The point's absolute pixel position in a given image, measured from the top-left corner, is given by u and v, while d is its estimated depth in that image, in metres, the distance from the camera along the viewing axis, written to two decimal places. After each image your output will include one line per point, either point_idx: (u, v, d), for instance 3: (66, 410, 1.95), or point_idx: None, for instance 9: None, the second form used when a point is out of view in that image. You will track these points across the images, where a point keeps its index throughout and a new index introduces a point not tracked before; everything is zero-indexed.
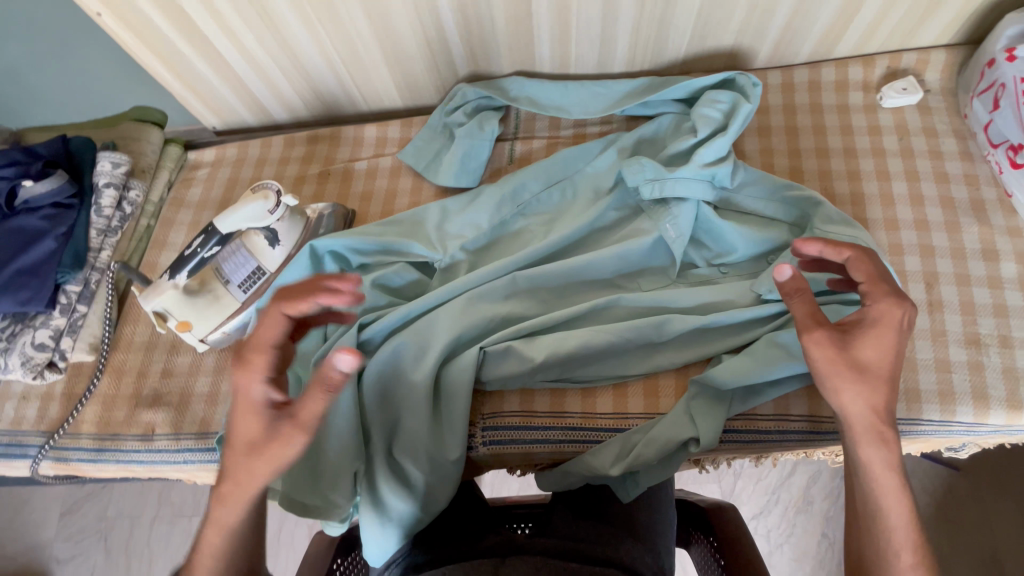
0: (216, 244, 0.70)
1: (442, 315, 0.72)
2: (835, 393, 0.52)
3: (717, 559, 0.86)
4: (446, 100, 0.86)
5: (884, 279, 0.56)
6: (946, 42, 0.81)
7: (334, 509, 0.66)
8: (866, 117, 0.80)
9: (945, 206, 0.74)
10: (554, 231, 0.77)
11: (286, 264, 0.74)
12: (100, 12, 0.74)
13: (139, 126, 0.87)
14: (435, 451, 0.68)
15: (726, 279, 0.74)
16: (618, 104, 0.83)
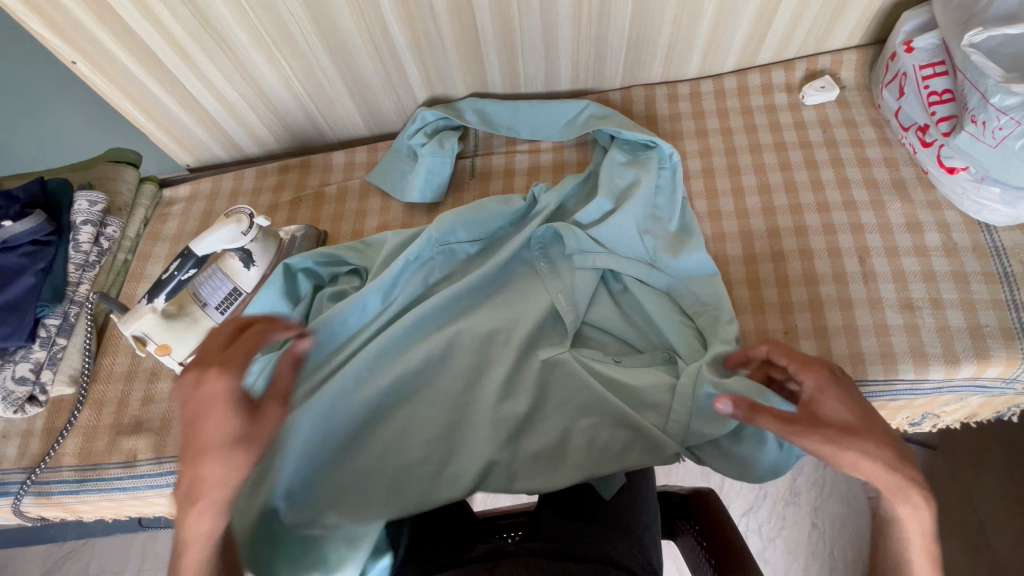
0: (193, 267, 0.71)
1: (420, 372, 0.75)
2: (848, 464, 0.50)
3: (708, 558, 0.82)
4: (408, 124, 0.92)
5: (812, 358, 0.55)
6: (856, 43, 0.89)
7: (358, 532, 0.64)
8: (792, 115, 0.88)
9: (869, 187, 0.81)
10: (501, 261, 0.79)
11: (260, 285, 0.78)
12: (75, 60, 0.79)
13: (114, 166, 0.91)
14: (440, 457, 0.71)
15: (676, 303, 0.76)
16: (565, 130, 0.89)
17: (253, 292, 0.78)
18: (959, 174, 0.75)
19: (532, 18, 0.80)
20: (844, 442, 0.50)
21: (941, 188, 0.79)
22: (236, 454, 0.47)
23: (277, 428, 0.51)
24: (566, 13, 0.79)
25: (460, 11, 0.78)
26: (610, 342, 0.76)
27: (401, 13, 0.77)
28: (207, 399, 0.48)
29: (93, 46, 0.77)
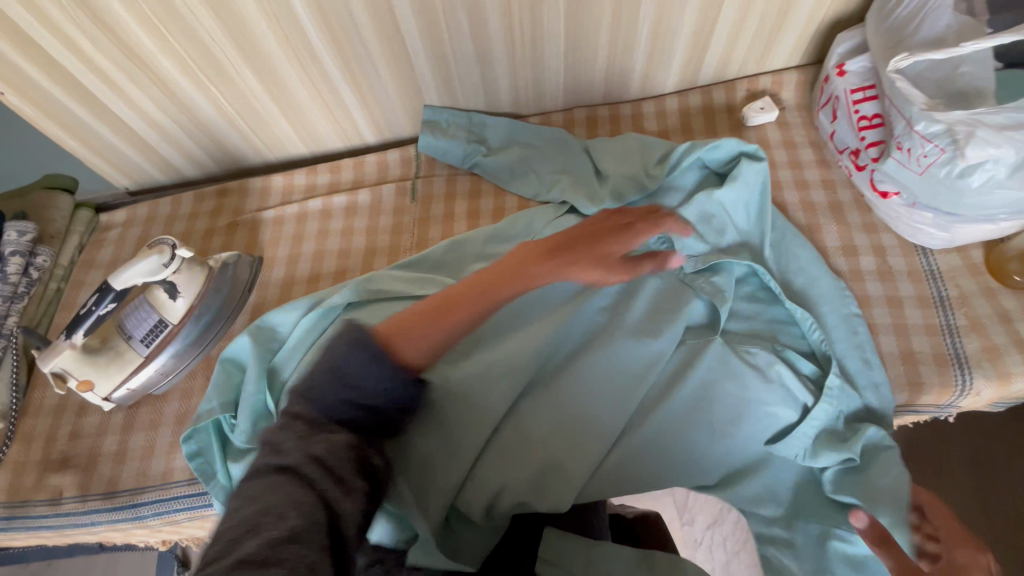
0: (112, 301, 0.70)
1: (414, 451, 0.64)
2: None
3: None
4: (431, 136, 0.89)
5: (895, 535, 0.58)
6: (798, 63, 0.88)
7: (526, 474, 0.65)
8: (732, 136, 0.87)
9: (807, 210, 0.81)
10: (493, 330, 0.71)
11: (188, 314, 0.75)
12: (1, 90, 0.77)
13: (48, 194, 0.89)
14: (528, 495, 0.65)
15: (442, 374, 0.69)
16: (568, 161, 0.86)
17: (179, 324, 0.75)
18: (891, 199, 0.74)
19: (463, 42, 0.78)
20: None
21: (877, 211, 0.78)
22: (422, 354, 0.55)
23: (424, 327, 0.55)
24: (498, 36, 0.78)
25: (388, 36, 0.76)
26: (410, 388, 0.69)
27: (329, 38, 0.75)
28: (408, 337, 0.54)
29: (17, 76, 0.76)
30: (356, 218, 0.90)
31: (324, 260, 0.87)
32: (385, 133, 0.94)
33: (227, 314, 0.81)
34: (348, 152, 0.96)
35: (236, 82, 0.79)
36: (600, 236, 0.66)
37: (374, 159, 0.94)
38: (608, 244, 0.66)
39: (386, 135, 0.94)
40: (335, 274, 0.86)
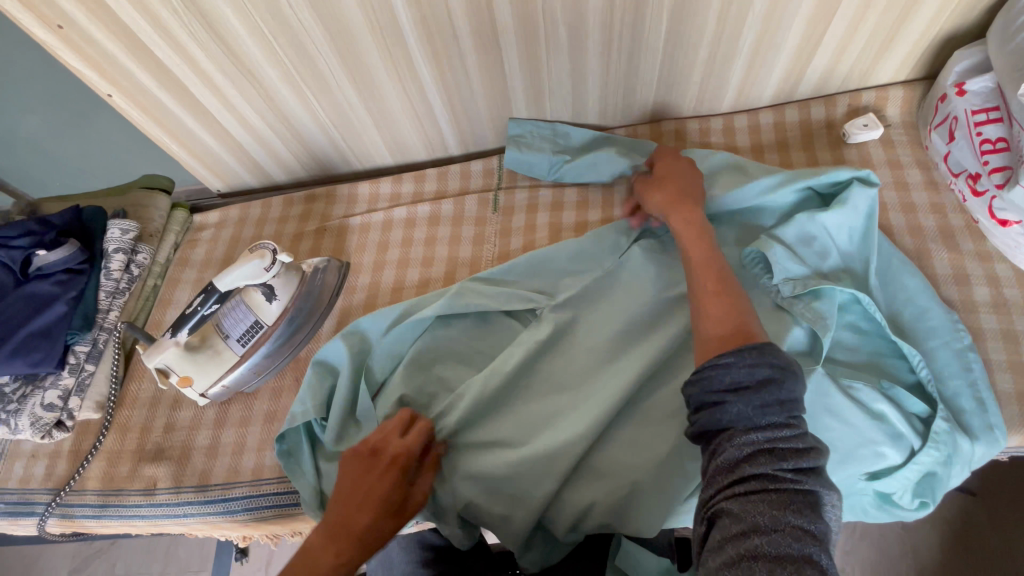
0: (215, 301, 0.74)
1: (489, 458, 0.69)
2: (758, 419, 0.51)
3: None
4: (520, 139, 0.89)
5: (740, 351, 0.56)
6: (904, 78, 0.85)
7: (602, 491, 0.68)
8: (831, 154, 0.85)
9: (914, 234, 0.78)
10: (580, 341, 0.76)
11: (282, 316, 0.77)
12: (112, 93, 0.81)
13: (148, 194, 0.93)
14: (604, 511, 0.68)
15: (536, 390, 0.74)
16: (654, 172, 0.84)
17: (274, 325, 0.77)
18: (1011, 228, 0.70)
19: (560, 56, 0.78)
20: (731, 319, 0.58)
21: (992, 239, 0.75)
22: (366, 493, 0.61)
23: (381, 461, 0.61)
24: (596, 51, 0.78)
25: (486, 49, 0.77)
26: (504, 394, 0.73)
27: (429, 50, 0.76)
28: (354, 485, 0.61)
29: (129, 82, 0.79)
30: (439, 227, 0.91)
31: (408, 268, 0.88)
32: (468, 144, 0.95)
33: (315, 319, 0.83)
34: (430, 162, 0.98)
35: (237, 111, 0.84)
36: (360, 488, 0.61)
37: (457, 169, 0.95)
38: (384, 472, 0.60)
39: (469, 147, 0.95)
40: (420, 282, 0.87)
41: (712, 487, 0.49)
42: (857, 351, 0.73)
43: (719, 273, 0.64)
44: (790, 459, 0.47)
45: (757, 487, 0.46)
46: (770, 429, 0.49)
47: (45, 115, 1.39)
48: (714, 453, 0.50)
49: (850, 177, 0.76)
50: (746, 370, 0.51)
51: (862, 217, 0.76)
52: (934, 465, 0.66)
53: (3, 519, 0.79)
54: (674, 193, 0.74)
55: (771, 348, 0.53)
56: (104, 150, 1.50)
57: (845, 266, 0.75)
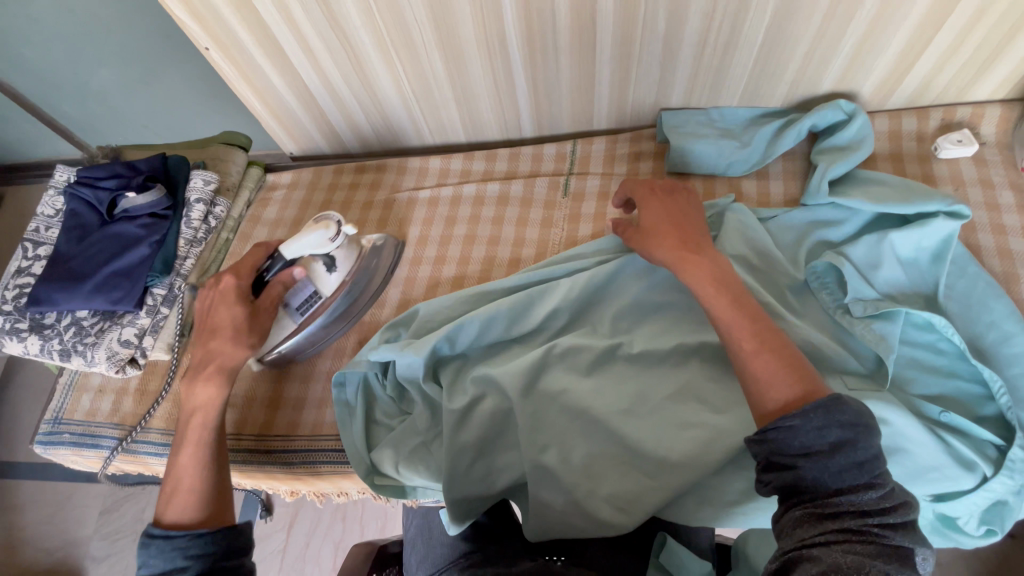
0: (279, 268, 0.74)
1: (546, 437, 0.71)
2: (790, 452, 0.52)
3: None
4: (694, 120, 0.86)
5: (801, 376, 0.54)
6: (1003, 97, 0.83)
7: (657, 486, 0.67)
8: (921, 167, 0.82)
9: (1003, 257, 0.75)
10: (644, 333, 0.75)
11: (337, 290, 0.78)
12: (209, 47, 0.83)
13: (228, 149, 0.96)
14: (648, 504, 0.67)
15: (600, 378, 0.73)
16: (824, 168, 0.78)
17: (330, 298, 0.78)
18: None
19: (653, 44, 0.78)
20: (785, 379, 0.54)
21: None
22: (238, 321, 0.70)
23: (269, 300, 0.73)
24: (691, 41, 0.77)
25: (581, 31, 0.76)
26: (564, 379, 0.73)
27: (522, 28, 0.76)
28: (216, 302, 0.71)
29: (227, 36, 0.81)
30: (507, 208, 0.91)
31: (474, 245, 0.88)
32: (543, 127, 0.95)
33: (367, 299, 0.84)
34: (501, 143, 0.99)
35: (324, 76, 0.86)
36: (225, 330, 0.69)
37: (529, 151, 0.95)
38: (259, 312, 0.72)
39: (543, 131, 0.95)
40: (485, 259, 0.87)
41: (794, 539, 0.48)
42: (932, 375, 0.70)
43: (757, 327, 0.58)
44: (874, 514, 0.47)
45: (841, 538, 0.46)
46: (852, 492, 0.48)
47: (120, 70, 1.43)
48: (794, 505, 0.49)
49: (936, 208, 0.72)
50: (816, 433, 0.49)
51: (938, 242, 0.72)
52: (1006, 494, 0.63)
53: (65, 449, 0.82)
54: (682, 239, 0.67)
55: (839, 403, 0.50)
56: (169, 108, 1.53)
57: (914, 290, 0.73)
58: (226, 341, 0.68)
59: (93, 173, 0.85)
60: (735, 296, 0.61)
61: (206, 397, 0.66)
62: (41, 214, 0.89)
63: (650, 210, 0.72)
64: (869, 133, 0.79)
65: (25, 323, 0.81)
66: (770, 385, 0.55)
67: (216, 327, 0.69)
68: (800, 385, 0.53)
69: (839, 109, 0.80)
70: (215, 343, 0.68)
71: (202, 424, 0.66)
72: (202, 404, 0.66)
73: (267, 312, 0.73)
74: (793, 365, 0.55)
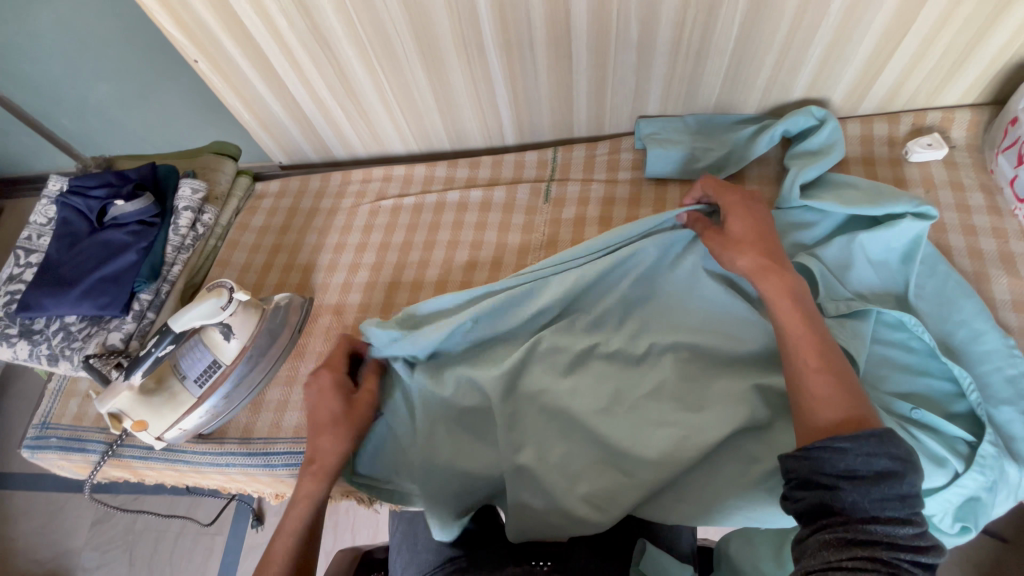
0: (170, 343, 0.72)
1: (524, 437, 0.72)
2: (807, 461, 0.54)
3: None
4: (673, 125, 0.88)
5: (860, 402, 0.55)
6: (972, 102, 0.85)
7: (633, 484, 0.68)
8: (892, 171, 0.84)
9: (973, 257, 0.77)
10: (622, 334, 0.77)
11: (238, 357, 0.76)
12: (198, 60, 0.86)
13: (217, 158, 0.98)
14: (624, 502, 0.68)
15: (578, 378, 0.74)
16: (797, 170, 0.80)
17: (232, 365, 0.76)
18: None
19: (628, 53, 0.80)
20: (843, 402, 0.55)
21: None
22: (325, 400, 0.71)
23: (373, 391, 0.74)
24: (664, 50, 0.79)
25: (557, 41, 0.79)
26: (543, 379, 0.74)
27: (501, 39, 0.79)
28: (318, 393, 0.72)
29: (215, 49, 0.83)
30: (489, 214, 0.92)
31: (457, 250, 0.90)
32: (525, 135, 0.97)
33: (281, 354, 0.83)
34: (485, 150, 1.01)
35: (311, 87, 0.88)
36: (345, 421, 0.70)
37: (512, 158, 0.97)
38: (356, 405, 0.72)
39: (525, 139, 0.97)
40: (467, 264, 0.88)
41: (816, 560, 0.48)
42: (902, 369, 0.71)
43: (824, 347, 0.59)
44: (907, 550, 0.47)
45: (869, 567, 0.46)
46: (889, 523, 0.48)
47: (117, 85, 1.47)
48: (820, 529, 0.50)
49: (904, 210, 0.73)
50: (864, 459, 0.50)
51: (906, 244, 0.74)
52: (978, 490, 0.64)
53: (53, 453, 0.83)
54: (762, 253, 0.67)
55: (895, 437, 0.50)
56: (165, 122, 1.56)
57: (885, 291, 0.75)
58: (318, 431, 0.70)
59: (83, 182, 0.86)
60: (809, 316, 0.62)
61: (306, 490, 0.68)
62: (33, 223, 0.91)
63: (735, 218, 0.72)
64: (840, 137, 0.81)
65: (15, 329, 0.82)
66: (826, 402, 0.55)
67: (322, 422, 0.70)
68: (857, 411, 0.54)
69: (810, 115, 0.81)
70: (315, 427, 0.71)
71: (300, 507, 0.67)
72: (306, 493, 0.68)
73: (365, 407, 0.73)
74: (854, 392, 0.56)
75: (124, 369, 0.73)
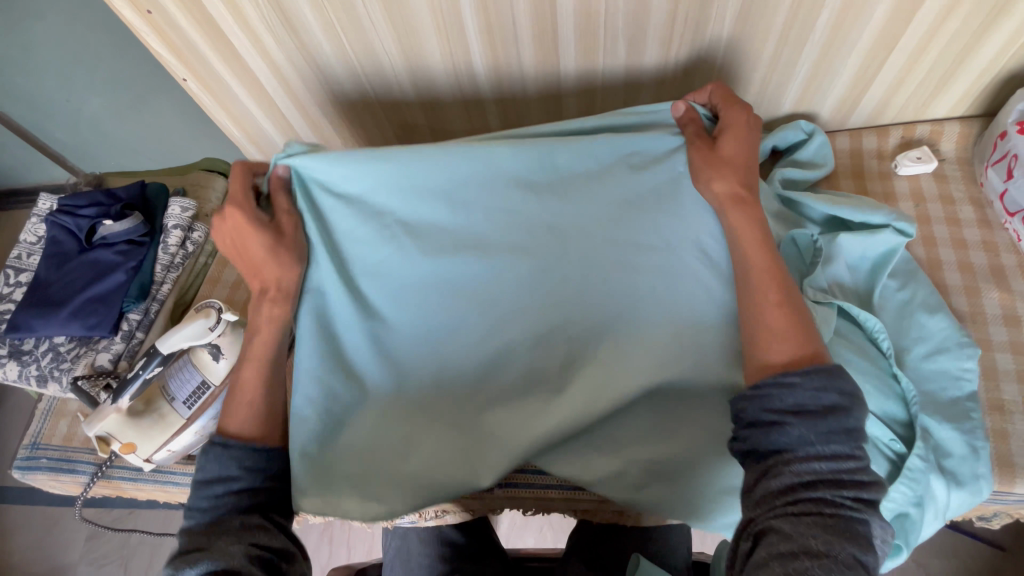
0: (158, 365, 0.72)
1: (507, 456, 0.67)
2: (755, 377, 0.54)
3: None
4: None
5: (816, 347, 0.54)
6: (961, 114, 0.85)
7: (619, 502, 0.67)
8: (882, 184, 0.84)
9: (964, 271, 0.76)
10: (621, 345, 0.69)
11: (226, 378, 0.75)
12: (187, 78, 0.85)
13: (207, 175, 0.98)
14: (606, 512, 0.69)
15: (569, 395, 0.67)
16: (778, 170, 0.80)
17: (221, 385, 0.76)
18: None
19: (617, 68, 0.80)
20: (796, 338, 0.54)
21: None
22: (251, 229, 0.66)
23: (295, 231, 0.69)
24: (652, 65, 0.79)
25: (546, 58, 0.79)
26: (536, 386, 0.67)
27: None
28: (235, 231, 0.67)
29: (203, 67, 0.83)
30: None
31: None
32: None
33: None
34: None
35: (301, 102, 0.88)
36: (275, 253, 0.66)
37: None
38: (282, 228, 0.68)
39: None
40: None
41: (763, 507, 0.49)
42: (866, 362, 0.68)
43: (782, 277, 0.59)
44: (851, 488, 0.48)
45: (812, 510, 0.47)
46: (835, 459, 0.48)
47: (110, 98, 1.47)
48: (767, 474, 0.50)
49: (884, 220, 0.73)
50: (812, 393, 0.50)
51: (884, 254, 0.74)
52: (907, 504, 0.63)
53: (43, 475, 0.83)
54: (738, 180, 0.65)
55: (842, 373, 0.51)
56: (158, 134, 1.56)
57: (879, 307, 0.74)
58: (253, 254, 0.66)
59: (73, 201, 0.87)
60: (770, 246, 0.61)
61: (252, 370, 0.64)
62: (23, 241, 0.91)
63: (732, 139, 0.67)
64: (829, 153, 0.81)
65: (4, 349, 0.82)
66: (778, 331, 0.55)
67: (261, 257, 0.66)
68: (807, 348, 0.54)
69: (798, 129, 0.81)
70: (255, 274, 0.67)
71: (250, 375, 0.64)
72: (251, 372, 0.64)
73: (290, 224, 0.68)
74: (806, 332, 0.55)
75: (112, 392, 0.73)
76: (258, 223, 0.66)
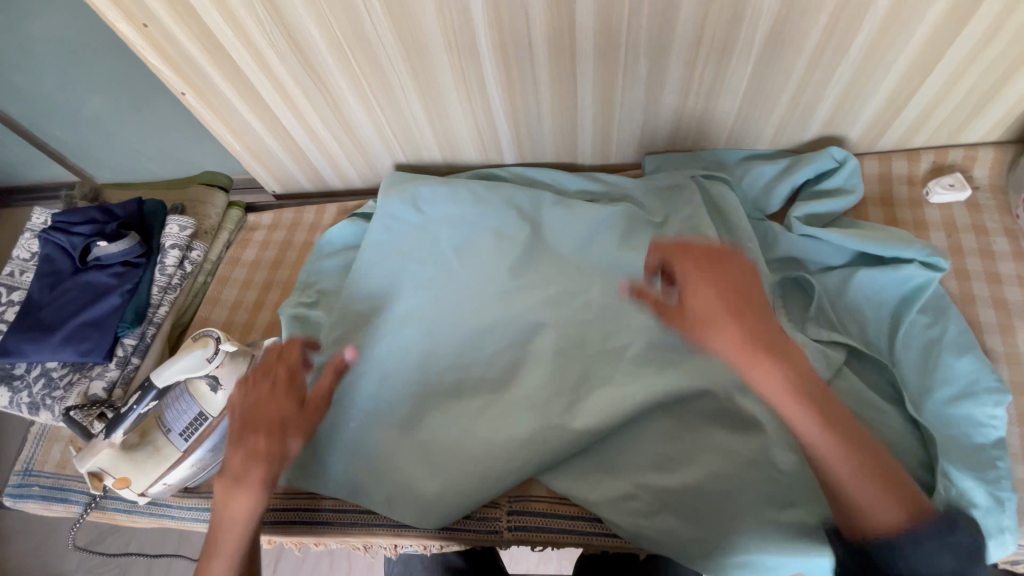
0: (153, 399, 0.69)
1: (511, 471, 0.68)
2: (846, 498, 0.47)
3: None
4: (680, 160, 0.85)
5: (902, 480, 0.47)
6: (996, 140, 0.81)
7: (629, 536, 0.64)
8: (912, 212, 0.80)
9: (998, 307, 0.73)
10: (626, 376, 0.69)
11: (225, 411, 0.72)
12: (186, 92, 0.82)
13: (207, 190, 0.95)
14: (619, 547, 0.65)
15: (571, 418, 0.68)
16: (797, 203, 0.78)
17: (220, 417, 0.72)
18: None
19: (635, 88, 0.76)
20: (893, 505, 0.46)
21: None
22: (253, 399, 0.60)
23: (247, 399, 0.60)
24: (674, 85, 0.75)
25: (562, 77, 0.75)
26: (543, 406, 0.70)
27: (503, 74, 0.75)
28: (251, 403, 0.59)
29: (203, 82, 0.80)
30: None
31: None
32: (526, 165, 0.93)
33: None
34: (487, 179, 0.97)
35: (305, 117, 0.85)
36: (258, 413, 0.59)
37: None
38: (294, 379, 0.62)
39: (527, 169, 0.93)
40: None
41: None
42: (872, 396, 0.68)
43: (813, 386, 0.47)
44: None
45: None
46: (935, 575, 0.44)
47: (110, 99, 1.43)
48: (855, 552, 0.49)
49: (913, 256, 0.70)
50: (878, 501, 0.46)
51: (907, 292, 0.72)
52: None
53: (34, 504, 0.80)
54: (746, 334, 0.48)
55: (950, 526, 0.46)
56: (160, 136, 1.52)
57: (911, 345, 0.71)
58: (254, 450, 0.56)
59: (68, 218, 0.84)
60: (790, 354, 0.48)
61: (240, 501, 0.55)
62: (16, 258, 0.88)
63: (698, 291, 0.52)
64: (857, 181, 0.78)
65: None
66: (848, 461, 0.46)
67: (246, 426, 0.57)
68: (904, 509, 0.46)
69: (831, 158, 0.78)
70: (245, 442, 0.57)
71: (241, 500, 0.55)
72: (229, 502, 0.55)
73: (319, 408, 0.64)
74: (898, 485, 0.47)
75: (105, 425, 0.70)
76: (274, 387, 0.61)
